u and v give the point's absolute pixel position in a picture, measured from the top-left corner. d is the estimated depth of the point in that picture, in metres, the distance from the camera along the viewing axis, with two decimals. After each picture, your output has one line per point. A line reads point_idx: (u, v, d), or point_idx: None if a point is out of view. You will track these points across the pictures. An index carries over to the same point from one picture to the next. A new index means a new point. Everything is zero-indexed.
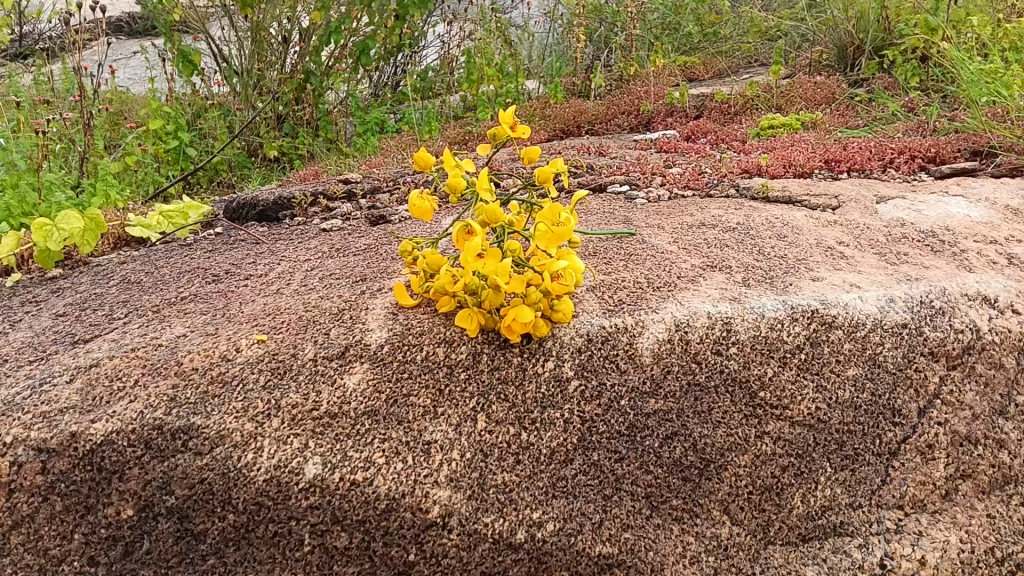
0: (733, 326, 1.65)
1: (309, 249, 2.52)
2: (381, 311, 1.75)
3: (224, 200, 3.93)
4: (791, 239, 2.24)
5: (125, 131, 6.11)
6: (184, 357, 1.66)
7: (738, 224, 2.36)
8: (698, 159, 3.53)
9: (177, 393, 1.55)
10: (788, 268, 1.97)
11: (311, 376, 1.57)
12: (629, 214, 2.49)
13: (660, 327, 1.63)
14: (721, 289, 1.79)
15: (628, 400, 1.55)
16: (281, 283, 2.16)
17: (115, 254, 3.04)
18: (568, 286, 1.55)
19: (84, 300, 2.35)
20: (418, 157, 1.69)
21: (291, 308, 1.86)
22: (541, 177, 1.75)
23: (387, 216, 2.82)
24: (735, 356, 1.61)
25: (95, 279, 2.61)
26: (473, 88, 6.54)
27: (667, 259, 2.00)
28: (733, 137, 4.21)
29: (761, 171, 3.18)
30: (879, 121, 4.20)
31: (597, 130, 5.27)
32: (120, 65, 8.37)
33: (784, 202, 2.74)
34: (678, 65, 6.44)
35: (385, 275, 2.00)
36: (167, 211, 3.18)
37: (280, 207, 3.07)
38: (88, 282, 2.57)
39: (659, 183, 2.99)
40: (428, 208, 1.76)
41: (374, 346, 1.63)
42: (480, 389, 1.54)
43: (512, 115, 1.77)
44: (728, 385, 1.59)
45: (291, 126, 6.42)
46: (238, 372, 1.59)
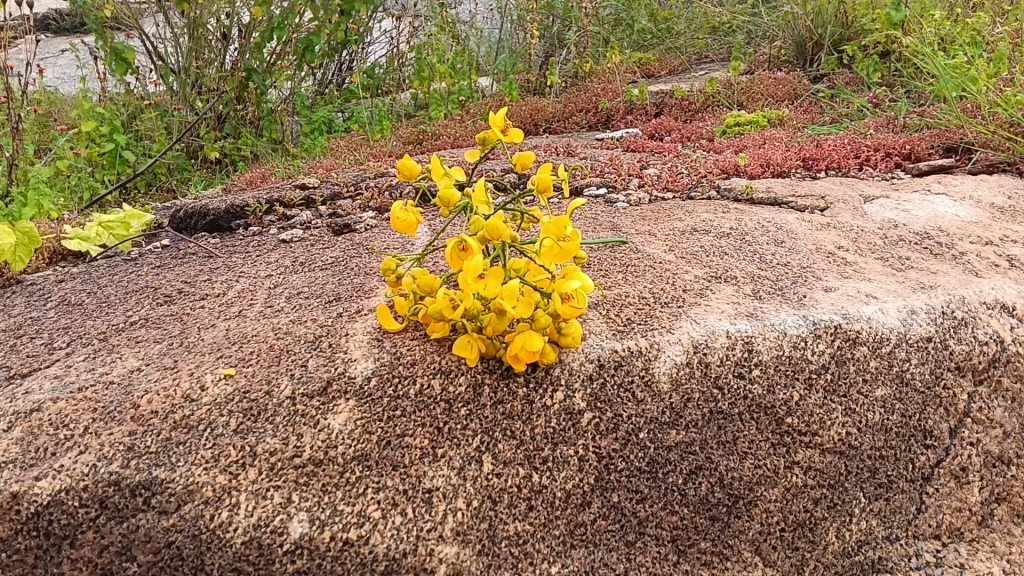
0: (755, 346, 1.51)
1: (270, 262, 2.32)
2: (363, 338, 1.57)
3: (167, 207, 3.68)
4: (790, 245, 2.12)
5: (55, 134, 5.77)
6: (141, 397, 1.46)
7: (731, 229, 2.23)
8: (671, 159, 3.40)
9: (135, 441, 1.36)
10: (797, 277, 1.85)
11: (289, 417, 1.38)
12: (615, 220, 2.34)
13: (678, 349, 1.48)
14: (734, 303, 1.66)
15: (647, 432, 1.40)
16: (243, 304, 1.97)
17: (51, 270, 2.79)
18: (579, 307, 1.39)
19: (18, 326, 2.12)
20: (401, 165, 1.52)
21: (260, 335, 1.67)
22: (539, 184, 1.59)
23: (353, 225, 2.63)
24: (758, 379, 1.48)
25: (30, 300, 2.37)
26: (424, 85, 6.34)
27: (667, 270, 1.86)
28: (699, 134, 4.09)
29: (739, 172, 3.06)
30: (845, 117, 4.14)
31: (555, 128, 5.12)
32: (46, 62, 7.93)
33: (769, 204, 2.62)
34: (633, 61, 6.34)
35: (361, 294, 1.82)
36: (107, 220, 2.94)
37: (232, 216, 2.84)
38: (23, 304, 2.34)
39: (637, 185, 2.85)
40: (412, 221, 1.58)
41: (359, 379, 1.45)
42: (483, 426, 1.37)
43: (505, 117, 1.61)
44: (753, 412, 1.46)
45: (233, 126, 6.13)
46: (205, 415, 1.40)
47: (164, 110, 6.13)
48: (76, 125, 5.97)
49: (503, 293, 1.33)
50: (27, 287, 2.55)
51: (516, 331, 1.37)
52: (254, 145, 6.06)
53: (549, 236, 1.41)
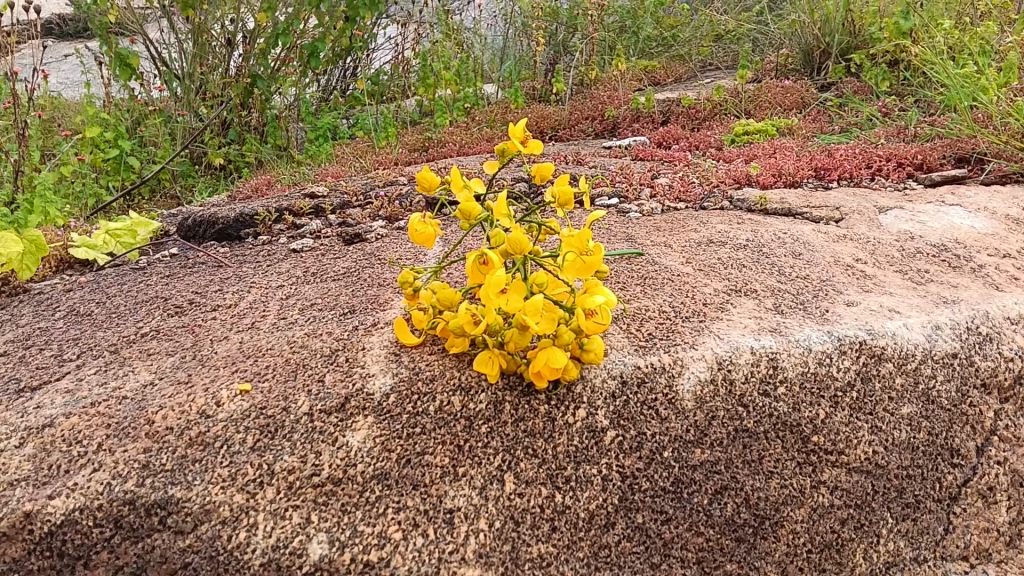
0: (780, 363, 1.49)
1: (281, 273, 2.29)
2: (380, 351, 1.54)
3: (173, 214, 3.65)
4: (808, 258, 2.10)
5: (59, 140, 5.75)
6: (155, 413, 1.43)
7: (747, 240, 2.21)
8: (681, 168, 3.37)
9: (150, 459, 1.33)
10: (817, 291, 1.83)
11: (307, 434, 1.36)
12: (629, 230, 2.32)
13: (702, 366, 1.46)
14: (756, 318, 1.63)
15: (672, 450, 1.38)
16: (256, 316, 1.94)
17: (58, 278, 2.76)
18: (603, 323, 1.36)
19: (27, 336, 2.09)
20: (420, 177, 1.50)
21: (274, 348, 1.64)
22: (560, 196, 1.56)
23: (363, 234, 2.60)
24: (784, 397, 1.46)
25: (38, 309, 2.35)
26: (429, 92, 6.32)
27: (686, 283, 1.83)
28: (708, 143, 4.07)
29: (751, 181, 3.04)
30: (854, 126, 4.12)
31: (562, 135, 5.10)
32: (50, 67, 7.91)
33: (783, 214, 2.60)
34: (639, 69, 6.33)
35: (376, 306, 1.79)
36: (115, 228, 2.92)
37: (241, 224, 2.82)
38: (31, 314, 2.31)
39: (649, 194, 2.83)
40: (431, 234, 1.55)
41: (378, 395, 1.42)
42: (505, 444, 1.35)
43: (525, 128, 1.58)
44: (779, 430, 1.44)
45: (238, 132, 6.11)
46: (221, 432, 1.37)
47: (168, 116, 6.11)
48: (80, 130, 5.95)
49: (527, 308, 1.30)
50: (34, 296, 2.52)
51: (539, 347, 1.34)
52: (259, 151, 6.03)
53: (572, 251, 1.38)
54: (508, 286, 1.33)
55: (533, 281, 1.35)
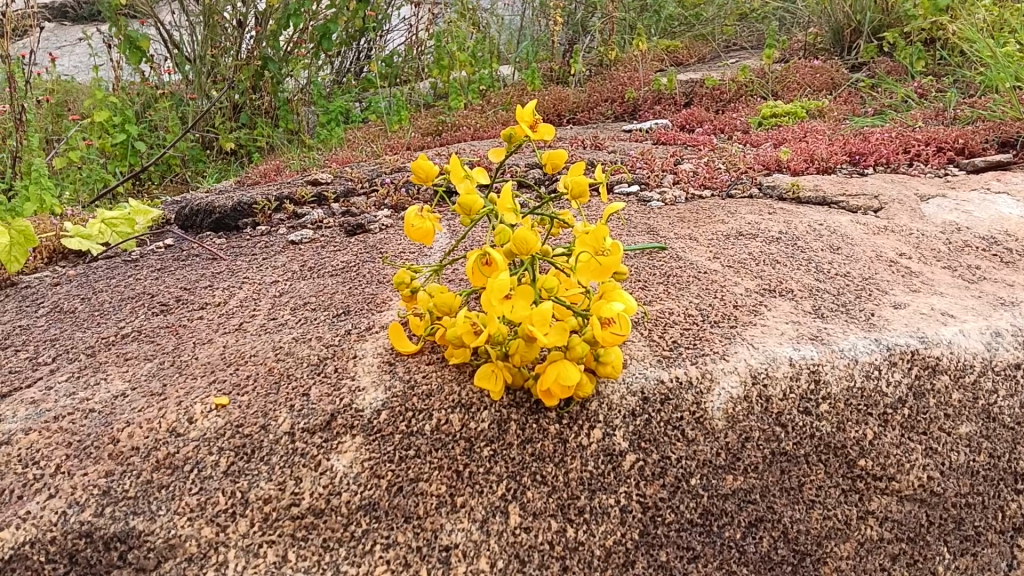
0: (823, 376, 1.32)
1: (276, 267, 2.14)
2: (373, 360, 1.39)
3: (175, 202, 3.51)
4: (847, 252, 1.92)
5: (67, 124, 5.63)
6: (121, 430, 1.29)
7: (780, 233, 2.03)
8: (706, 153, 3.18)
9: (112, 484, 1.19)
10: (860, 292, 1.65)
11: (287, 457, 1.21)
12: (651, 222, 2.15)
13: (734, 380, 1.29)
14: (794, 323, 1.46)
15: (700, 477, 1.22)
16: (245, 316, 1.79)
17: (50, 270, 2.63)
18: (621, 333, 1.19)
19: (5, 336, 1.96)
20: (416, 166, 1.34)
21: (259, 354, 1.49)
22: (573, 187, 1.40)
23: (367, 225, 2.45)
24: (827, 415, 1.30)
25: (22, 305, 2.21)
26: (444, 74, 6.14)
27: (714, 282, 1.67)
28: (733, 126, 3.87)
29: (781, 167, 2.85)
30: (888, 108, 3.90)
31: (580, 118, 4.91)
32: (62, 51, 7.80)
33: (817, 203, 2.41)
34: (661, 49, 6.11)
35: (372, 307, 1.64)
36: (111, 217, 2.78)
37: (239, 214, 2.67)
38: (13, 310, 2.17)
39: (672, 181, 2.65)
40: (430, 230, 1.39)
41: (367, 412, 1.26)
42: (510, 470, 1.19)
43: (535, 111, 1.42)
44: (821, 453, 1.28)
45: (249, 116, 5.97)
46: (192, 453, 1.23)
47: (178, 99, 5.97)
48: (88, 114, 5.83)
49: (534, 317, 1.14)
50: (21, 290, 2.39)
51: (547, 362, 1.18)
52: (269, 135, 5.88)
53: (586, 250, 1.22)
54: (512, 291, 1.17)
55: (540, 286, 1.19)
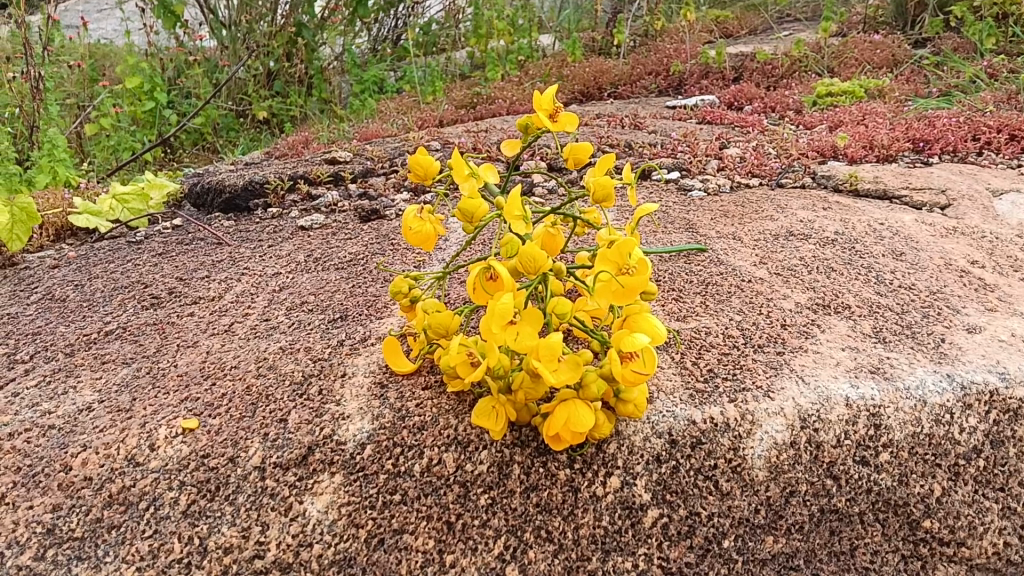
0: (884, 420, 1.13)
1: (281, 256, 1.98)
2: (363, 380, 1.22)
3: (192, 175, 3.37)
4: (911, 259, 1.70)
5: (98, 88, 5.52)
6: (75, 456, 1.14)
7: (836, 233, 1.82)
8: (754, 135, 2.95)
9: (56, 523, 1.04)
10: (927, 311, 1.44)
11: (255, 497, 1.05)
12: (691, 217, 1.95)
13: (779, 423, 1.10)
14: (851, 351, 1.26)
15: (735, 538, 1.05)
16: (238, 314, 1.63)
17: (54, 249, 2.50)
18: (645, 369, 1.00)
19: None
20: (414, 162, 1.16)
21: (240, 366, 1.33)
22: (596, 188, 1.21)
23: (383, 210, 2.27)
24: (887, 467, 1.11)
25: (15, 288, 2.08)
26: (483, 43, 5.93)
27: (759, 294, 1.47)
28: (785, 104, 3.62)
29: (836, 154, 2.61)
30: (954, 89, 3.61)
31: (622, 92, 4.68)
32: (98, 14, 7.71)
33: (877, 197, 2.19)
34: (710, 20, 5.82)
35: (372, 312, 1.47)
36: (123, 193, 2.62)
37: (251, 194, 2.51)
38: (6, 294, 2.04)
39: (716, 167, 2.43)
40: (431, 233, 1.21)
41: (350, 446, 1.10)
42: (511, 523, 1.03)
43: (555, 98, 1.22)
44: (879, 512, 1.09)
45: (281, 84, 5.82)
46: (149, 488, 1.07)
47: (210, 65, 5.84)
48: (119, 79, 5.72)
49: (540, 349, 0.96)
50: (19, 271, 2.26)
51: (556, 400, 1.00)
52: (302, 104, 5.73)
53: (607, 266, 1.03)
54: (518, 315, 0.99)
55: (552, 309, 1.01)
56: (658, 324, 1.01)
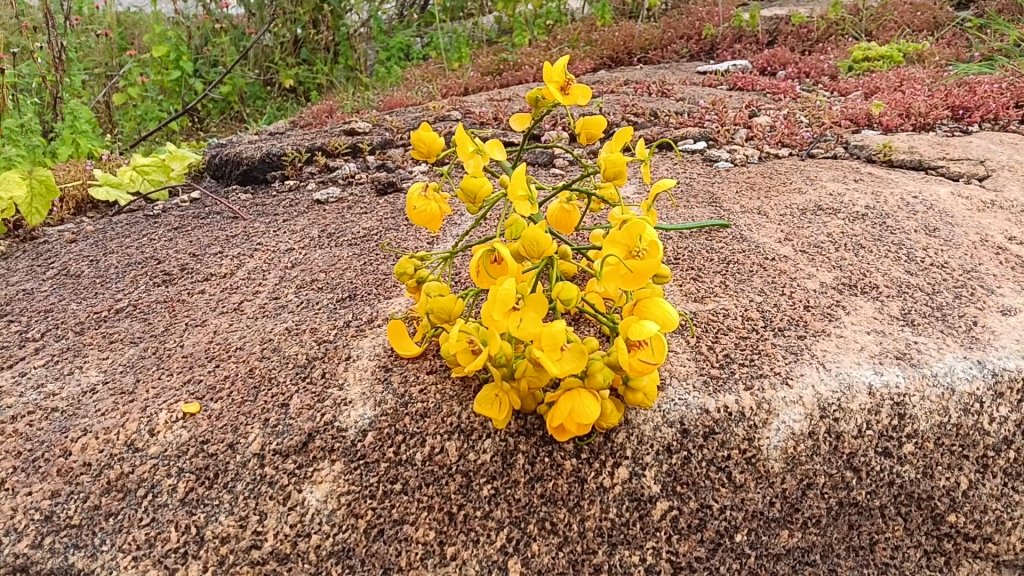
0: (909, 410, 1.07)
1: (295, 232, 1.95)
2: (367, 364, 1.19)
3: (215, 146, 3.35)
4: (945, 235, 1.62)
5: (125, 58, 5.51)
6: (75, 441, 1.12)
7: (866, 208, 1.74)
8: (786, 102, 2.85)
9: (55, 509, 1.03)
10: (960, 292, 1.38)
11: (253, 485, 1.03)
12: (715, 190, 1.88)
13: (798, 412, 1.05)
14: (877, 335, 1.20)
15: (747, 533, 1.00)
16: (248, 291, 1.61)
17: (75, 222, 2.50)
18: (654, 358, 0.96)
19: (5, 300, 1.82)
20: (416, 139, 1.11)
21: (246, 347, 1.30)
22: (608, 165, 1.15)
23: (400, 183, 2.23)
24: (911, 459, 1.05)
25: (34, 263, 2.08)
26: (510, 8, 5.83)
27: (782, 274, 1.41)
28: (820, 70, 3.50)
29: (871, 122, 2.51)
30: (999, 53, 3.46)
31: (652, 58, 4.57)
32: None
33: (911, 168, 2.10)
34: None
35: (381, 291, 1.44)
36: (143, 164, 2.61)
37: (268, 166, 2.48)
38: (24, 269, 2.04)
39: (744, 137, 2.35)
40: (436, 212, 1.17)
41: (351, 432, 1.07)
42: (514, 515, 0.99)
43: (566, 69, 1.17)
44: (901, 505, 1.04)
45: (308, 51, 5.77)
46: (148, 475, 1.05)
47: (237, 33, 5.80)
48: (147, 48, 5.71)
49: (543, 337, 0.92)
50: (39, 245, 2.26)
51: (561, 389, 0.96)
52: (328, 72, 5.68)
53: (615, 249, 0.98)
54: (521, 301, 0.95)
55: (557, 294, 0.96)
56: (668, 311, 0.96)
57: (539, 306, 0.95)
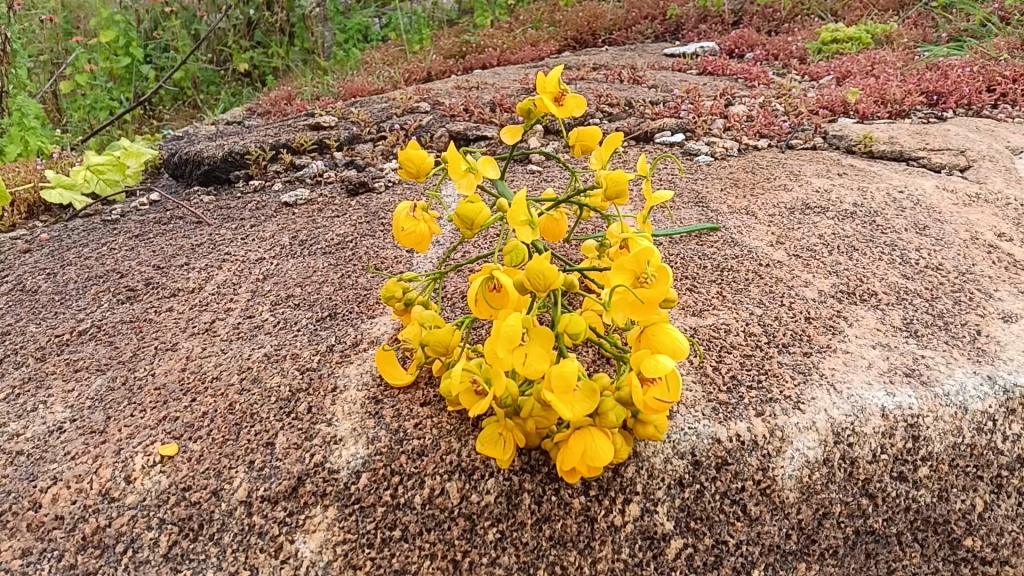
0: (924, 432, 1.03)
1: (264, 239, 1.86)
2: (355, 395, 1.12)
3: (171, 140, 3.21)
4: (936, 233, 1.60)
5: (69, 43, 5.28)
6: (44, 492, 1.04)
7: (854, 205, 1.71)
8: (760, 89, 2.80)
9: (25, 572, 0.95)
10: (959, 297, 1.35)
11: (242, 537, 0.96)
12: (700, 188, 1.83)
13: (812, 439, 1.01)
14: (883, 350, 1.17)
15: (764, 568, 0.97)
16: (219, 308, 1.52)
17: (26, 228, 2.37)
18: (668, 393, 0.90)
19: None
20: (404, 158, 1.04)
21: (222, 376, 1.23)
22: (608, 183, 1.09)
23: (371, 182, 2.15)
24: (926, 483, 1.02)
25: None
26: None
27: (778, 282, 1.37)
28: (789, 52, 3.46)
29: (847, 110, 2.48)
30: (964, 34, 3.46)
31: (617, 39, 4.50)
32: None
33: (893, 159, 2.07)
34: None
35: (364, 310, 1.36)
36: (97, 163, 2.47)
37: (231, 165, 2.38)
38: None
39: (722, 127, 2.30)
40: (425, 234, 1.10)
41: (343, 474, 1.00)
42: (522, 560, 0.94)
43: (560, 79, 1.10)
44: (918, 531, 1.01)
45: (263, 33, 5.58)
46: (126, 528, 0.98)
47: (188, 16, 5.59)
48: (92, 33, 5.48)
49: (553, 378, 0.86)
50: None
51: (570, 429, 0.90)
52: (284, 55, 5.51)
53: (623, 277, 0.93)
54: (527, 336, 0.89)
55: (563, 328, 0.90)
56: (679, 341, 0.91)
57: (545, 340, 0.89)
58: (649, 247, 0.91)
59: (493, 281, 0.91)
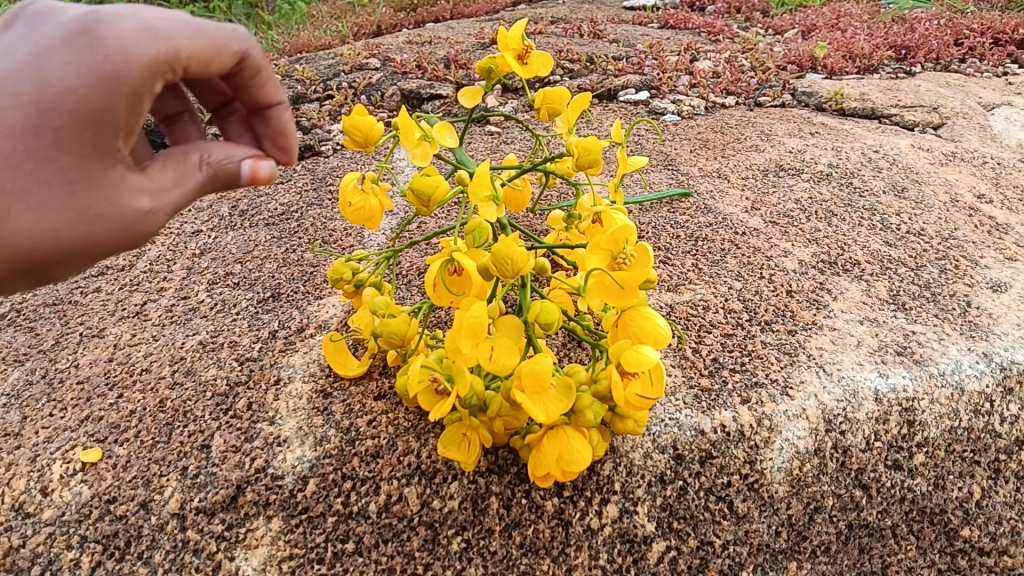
0: (919, 416, 0.96)
1: (201, 209, 1.73)
2: (301, 389, 1.01)
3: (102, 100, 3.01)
4: (915, 195, 1.53)
5: None
6: None
7: (829, 166, 1.63)
8: (724, 43, 2.70)
9: None
10: (944, 266, 1.28)
11: (174, 554, 0.86)
12: (668, 150, 1.74)
13: (802, 428, 0.93)
14: (872, 326, 1.09)
15: (753, 570, 0.89)
16: (151, 287, 1.39)
17: None
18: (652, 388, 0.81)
19: None
20: (351, 125, 0.92)
21: (153, 368, 1.11)
22: (580, 150, 0.97)
23: (318, 146, 2.01)
24: (922, 471, 0.95)
25: None
26: None
27: (756, 252, 1.29)
28: (751, 5, 3.36)
29: (815, 65, 2.39)
30: None
31: None
32: None
33: (865, 117, 2.00)
34: None
35: (310, 291, 1.25)
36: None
37: None
38: None
39: (688, 83, 2.20)
40: (376, 209, 0.98)
41: (289, 481, 0.90)
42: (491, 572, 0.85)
43: (523, 34, 0.99)
44: (913, 523, 0.94)
45: None
46: (43, 547, 0.88)
47: None
48: None
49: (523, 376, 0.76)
50: None
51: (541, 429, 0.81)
52: (226, 9, 5.25)
53: (598, 259, 0.83)
54: (493, 327, 0.79)
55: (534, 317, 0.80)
56: (661, 330, 0.81)
57: (514, 331, 0.79)
58: (628, 224, 0.81)
59: (453, 265, 0.81)
